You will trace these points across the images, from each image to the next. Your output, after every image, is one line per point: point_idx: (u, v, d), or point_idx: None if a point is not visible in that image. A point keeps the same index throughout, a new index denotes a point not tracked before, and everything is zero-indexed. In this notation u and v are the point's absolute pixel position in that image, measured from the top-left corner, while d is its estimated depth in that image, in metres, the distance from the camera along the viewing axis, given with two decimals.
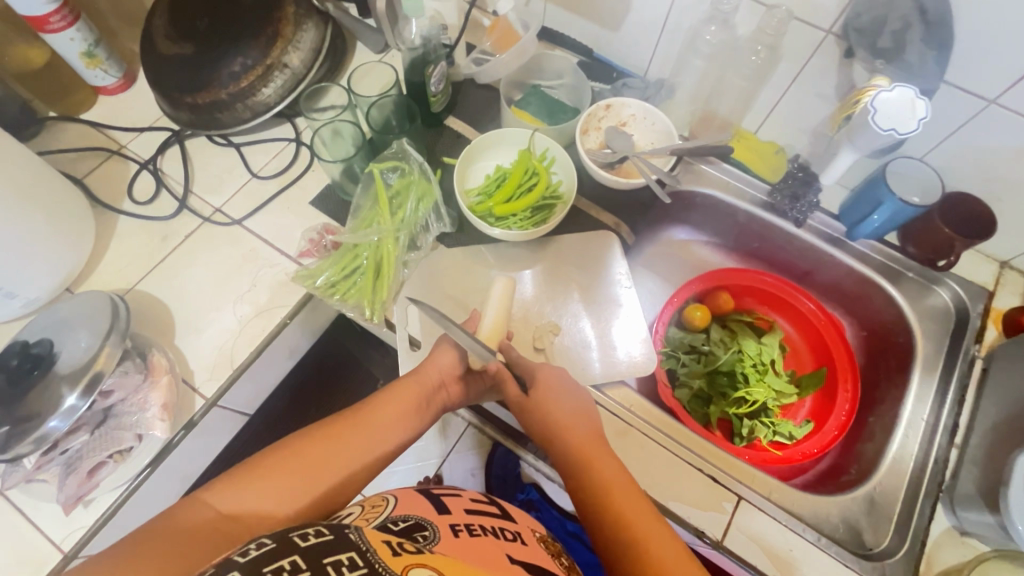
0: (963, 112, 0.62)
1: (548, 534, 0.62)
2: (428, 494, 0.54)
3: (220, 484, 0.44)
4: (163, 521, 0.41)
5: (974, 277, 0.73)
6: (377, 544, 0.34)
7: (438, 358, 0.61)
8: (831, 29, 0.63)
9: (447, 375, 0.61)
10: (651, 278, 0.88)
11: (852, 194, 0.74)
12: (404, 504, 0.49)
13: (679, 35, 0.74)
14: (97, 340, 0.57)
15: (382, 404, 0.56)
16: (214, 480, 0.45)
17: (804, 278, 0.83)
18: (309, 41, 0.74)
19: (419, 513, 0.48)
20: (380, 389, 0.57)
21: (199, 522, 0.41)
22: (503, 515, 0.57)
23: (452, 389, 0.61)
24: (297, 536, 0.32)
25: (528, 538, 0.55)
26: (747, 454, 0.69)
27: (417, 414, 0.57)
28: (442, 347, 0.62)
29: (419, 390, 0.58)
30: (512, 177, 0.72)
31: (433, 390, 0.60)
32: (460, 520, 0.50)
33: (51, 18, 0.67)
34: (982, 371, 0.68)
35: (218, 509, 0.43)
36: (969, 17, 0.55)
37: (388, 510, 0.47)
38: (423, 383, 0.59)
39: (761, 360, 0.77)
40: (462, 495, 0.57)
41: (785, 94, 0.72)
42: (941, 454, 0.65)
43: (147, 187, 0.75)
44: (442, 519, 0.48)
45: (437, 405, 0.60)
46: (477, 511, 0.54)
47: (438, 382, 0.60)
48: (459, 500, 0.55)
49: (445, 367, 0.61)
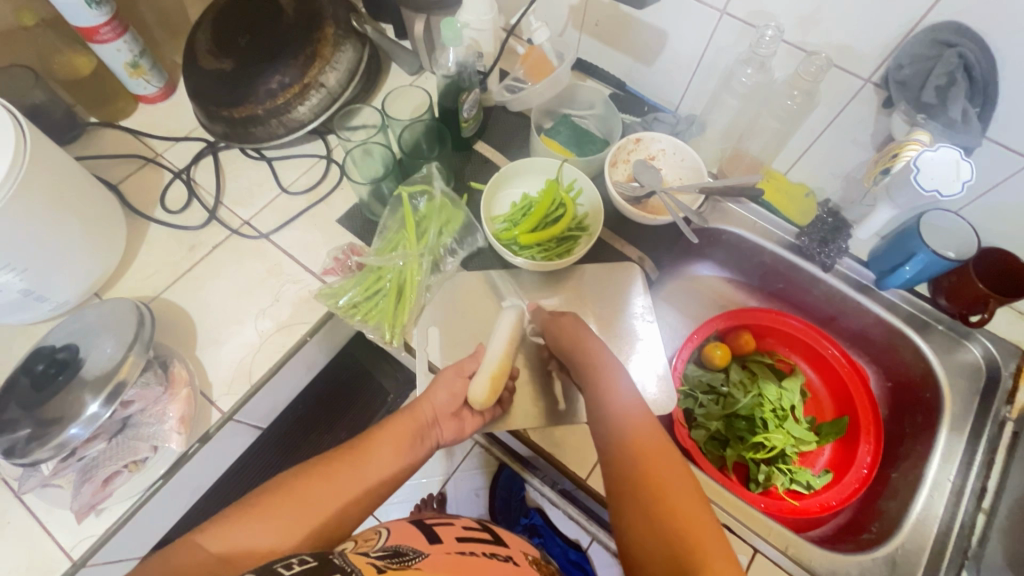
0: (1003, 168, 0.61)
1: (540, 557, 0.63)
2: (420, 525, 0.54)
3: (211, 523, 0.45)
4: (154, 564, 0.41)
5: (1006, 334, 0.71)
6: (361, 566, 0.36)
7: (433, 395, 0.60)
8: (870, 78, 0.62)
9: (442, 413, 0.60)
10: (671, 312, 0.87)
11: (885, 242, 0.72)
12: (396, 535, 0.49)
13: (714, 73, 0.74)
14: (122, 350, 0.57)
15: (375, 442, 0.55)
16: (206, 520, 0.46)
17: (829, 323, 0.82)
18: (347, 62, 0.75)
19: (411, 541, 0.48)
20: (378, 424, 0.58)
21: (188, 564, 0.41)
22: (496, 540, 0.58)
23: (448, 424, 0.60)
24: (281, 566, 0.32)
25: (521, 560, 0.56)
26: (763, 502, 0.65)
27: (411, 449, 0.56)
28: (437, 383, 0.61)
29: (415, 424, 0.57)
30: (538, 207, 0.71)
31: (429, 423, 0.59)
32: (452, 546, 0.51)
33: (101, 30, 0.69)
34: (1012, 435, 0.66)
35: (211, 551, 0.43)
36: (1014, 78, 0.54)
37: (380, 540, 0.47)
38: (418, 417, 0.58)
39: (782, 405, 0.76)
40: (454, 524, 0.58)
41: (819, 137, 0.72)
42: (968, 519, 0.63)
43: (179, 196, 0.76)
44: (433, 547, 0.49)
45: (434, 440, 0.59)
46: (468, 538, 0.55)
47: (435, 417, 0.60)
48: (451, 529, 0.56)
49: (442, 401, 0.60)
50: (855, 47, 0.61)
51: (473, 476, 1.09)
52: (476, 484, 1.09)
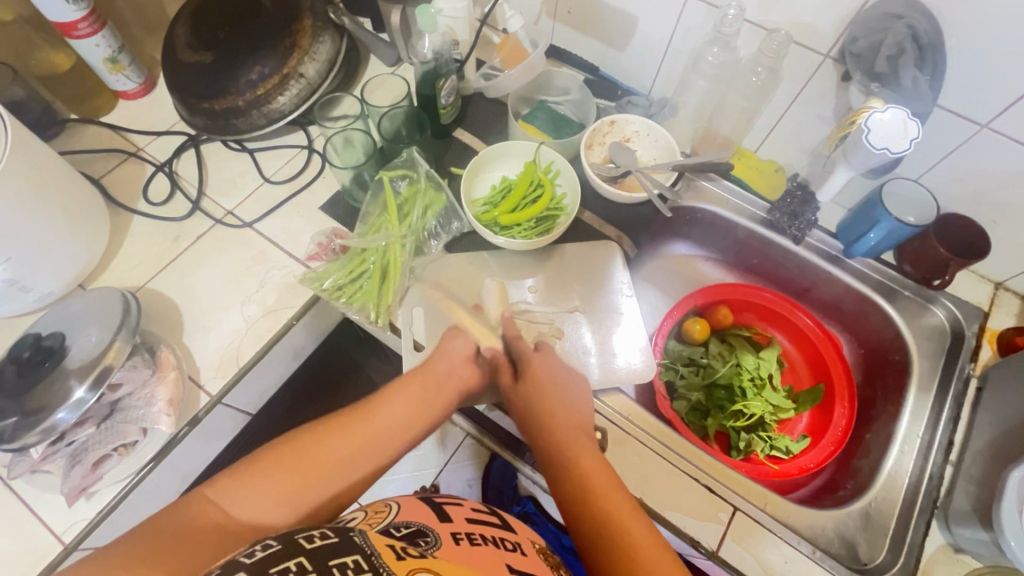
0: (957, 135, 0.64)
1: (545, 545, 0.65)
2: (430, 503, 0.56)
3: (224, 479, 0.45)
4: (167, 519, 0.41)
5: (968, 297, 0.75)
6: (381, 549, 0.36)
7: (449, 347, 0.62)
8: (828, 53, 0.65)
9: (459, 360, 0.61)
10: (651, 291, 0.90)
11: (851, 212, 0.76)
12: (406, 511, 0.51)
13: (683, 55, 0.77)
14: (108, 335, 0.58)
15: (388, 400, 0.56)
16: (217, 476, 0.46)
17: (803, 295, 0.84)
18: (325, 53, 0.76)
19: (422, 521, 0.49)
20: (392, 381, 0.58)
21: (207, 525, 0.42)
22: (503, 525, 0.60)
23: (464, 373, 0.61)
24: (302, 538, 0.33)
25: (527, 549, 0.57)
26: (744, 466, 0.68)
27: (426, 410, 0.56)
28: (451, 335, 0.63)
29: (428, 377, 0.59)
30: (517, 188, 0.73)
31: (445, 376, 0.59)
32: (462, 529, 0.52)
33: (78, 25, 0.70)
34: (977, 390, 0.69)
35: (227, 513, 0.43)
36: (959, 47, 0.58)
37: (391, 516, 0.48)
38: (432, 372, 0.59)
39: (759, 374, 0.79)
40: (463, 504, 0.60)
41: (785, 114, 0.75)
42: (936, 471, 0.65)
43: (162, 189, 0.77)
44: (444, 527, 0.50)
45: (451, 392, 0.59)
46: (477, 520, 0.57)
47: (451, 368, 0.60)
48: (460, 509, 0.58)
49: (456, 350, 0.62)
50: (813, 23, 0.64)
51: (466, 467, 1.10)
52: (468, 475, 1.10)
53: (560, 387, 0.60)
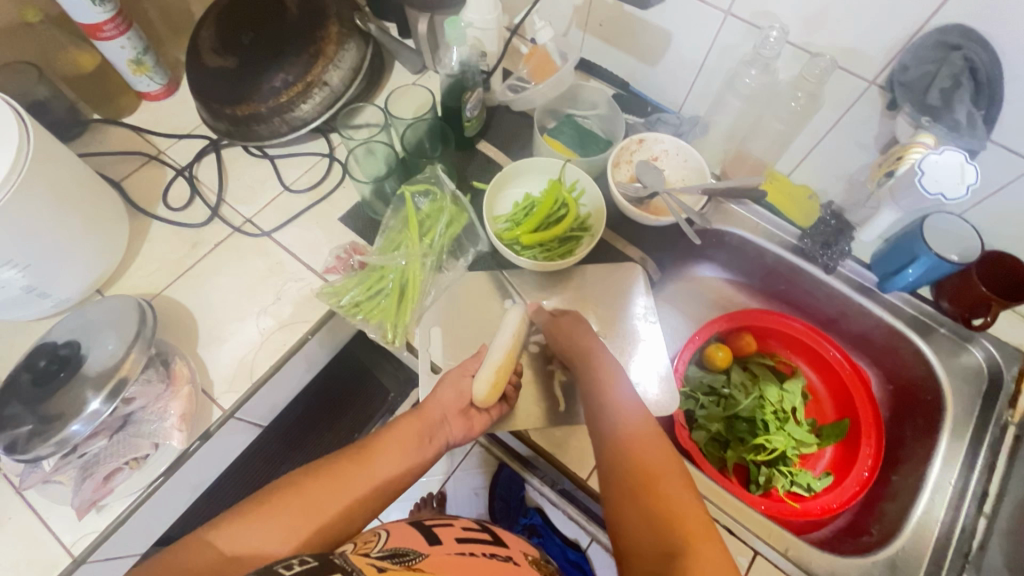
0: (1007, 172, 0.61)
1: (539, 556, 0.64)
2: (420, 527, 0.54)
3: (220, 520, 0.45)
4: (163, 565, 0.41)
5: (1009, 337, 0.71)
6: (361, 565, 0.35)
7: (441, 395, 0.61)
8: (874, 80, 0.62)
9: (451, 410, 0.60)
10: (673, 313, 0.88)
11: (886, 245, 0.73)
12: (395, 538, 0.48)
13: (719, 74, 0.74)
14: (123, 346, 0.57)
15: (383, 441, 0.55)
16: (214, 517, 0.46)
17: (830, 325, 0.82)
18: (350, 60, 0.75)
19: (411, 545, 0.47)
20: (386, 423, 0.58)
21: (198, 565, 0.42)
22: (496, 541, 0.58)
23: (457, 422, 0.60)
24: (282, 565, 0.31)
25: (520, 561, 0.56)
26: (763, 504, 0.65)
27: (421, 449, 0.56)
28: (445, 382, 0.62)
29: (421, 423, 0.58)
30: (540, 207, 0.71)
31: (437, 424, 0.59)
32: (453, 549, 0.50)
33: (105, 26, 0.70)
34: (1015, 439, 0.66)
35: (220, 550, 0.43)
36: (1019, 81, 0.54)
37: (381, 543, 0.45)
38: (427, 418, 0.58)
39: (783, 408, 0.76)
40: (454, 525, 0.58)
41: (824, 138, 0.71)
42: (969, 522, 0.63)
43: (182, 194, 0.76)
44: (434, 550, 0.48)
45: (443, 440, 0.59)
46: (468, 539, 0.55)
47: (443, 417, 0.60)
48: (450, 530, 0.56)
49: (449, 401, 0.60)
50: (860, 48, 0.61)
51: (474, 476, 1.09)
52: (476, 484, 1.09)
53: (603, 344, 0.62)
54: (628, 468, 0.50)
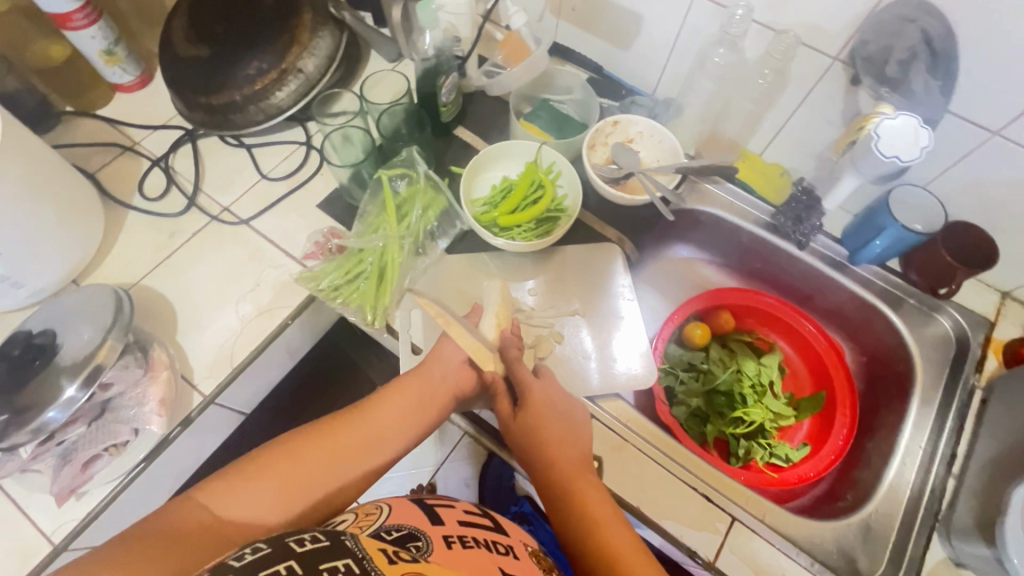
0: (966, 142, 0.63)
1: (538, 547, 0.64)
2: (420, 504, 0.54)
3: (212, 482, 0.45)
4: (154, 524, 0.40)
5: (975, 306, 0.74)
6: (373, 553, 0.33)
7: (443, 350, 0.62)
8: (838, 56, 0.64)
9: (451, 366, 0.62)
10: (652, 294, 0.89)
11: (854, 220, 0.75)
12: (397, 513, 0.49)
13: (689, 55, 0.75)
14: (100, 333, 0.57)
15: (377, 407, 0.56)
16: (204, 480, 0.45)
17: (805, 302, 0.83)
18: (324, 48, 0.75)
19: (414, 524, 0.48)
20: (381, 388, 0.59)
21: (191, 524, 0.41)
22: (496, 527, 0.58)
23: (456, 378, 0.61)
24: (293, 541, 0.31)
25: (519, 552, 0.55)
26: (743, 475, 0.67)
27: (418, 412, 0.58)
28: (443, 339, 0.64)
29: (421, 385, 0.59)
30: (518, 188, 0.72)
31: (437, 383, 0.60)
32: (454, 531, 0.51)
33: (74, 16, 0.69)
34: (980, 402, 0.68)
35: (213, 512, 0.43)
36: (973, 52, 0.56)
37: (382, 519, 0.47)
38: (424, 380, 0.60)
39: (760, 381, 0.78)
40: (456, 506, 0.58)
41: (793, 116, 0.73)
42: (938, 483, 0.65)
43: (158, 184, 0.76)
44: (436, 530, 0.49)
45: (446, 396, 0.60)
46: (469, 522, 0.55)
47: (441, 377, 0.61)
48: (451, 511, 0.56)
49: (449, 357, 0.62)
50: (822, 24, 0.62)
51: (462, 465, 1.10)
52: (465, 474, 1.09)
53: (558, 403, 0.60)
54: (587, 547, 0.50)
